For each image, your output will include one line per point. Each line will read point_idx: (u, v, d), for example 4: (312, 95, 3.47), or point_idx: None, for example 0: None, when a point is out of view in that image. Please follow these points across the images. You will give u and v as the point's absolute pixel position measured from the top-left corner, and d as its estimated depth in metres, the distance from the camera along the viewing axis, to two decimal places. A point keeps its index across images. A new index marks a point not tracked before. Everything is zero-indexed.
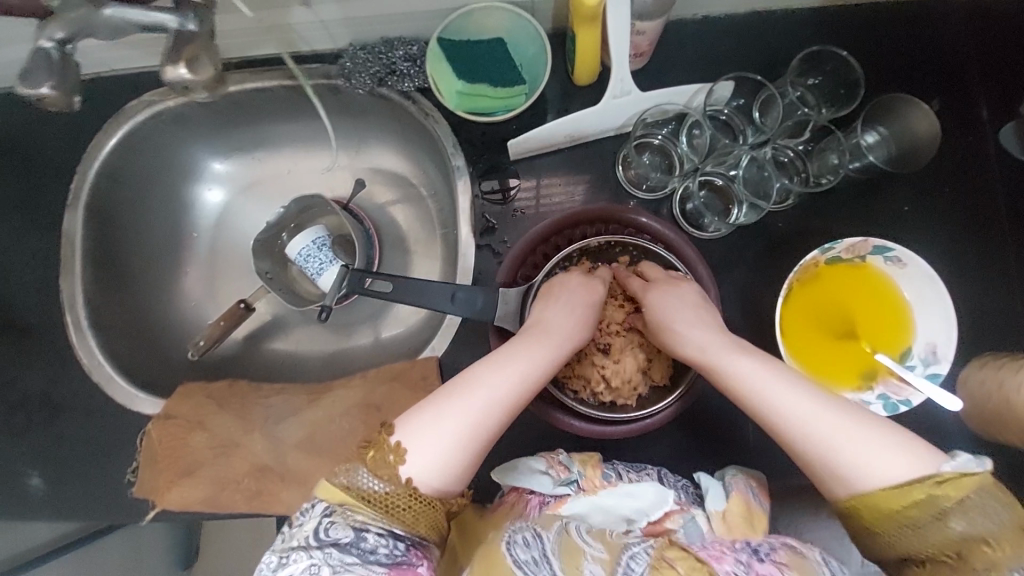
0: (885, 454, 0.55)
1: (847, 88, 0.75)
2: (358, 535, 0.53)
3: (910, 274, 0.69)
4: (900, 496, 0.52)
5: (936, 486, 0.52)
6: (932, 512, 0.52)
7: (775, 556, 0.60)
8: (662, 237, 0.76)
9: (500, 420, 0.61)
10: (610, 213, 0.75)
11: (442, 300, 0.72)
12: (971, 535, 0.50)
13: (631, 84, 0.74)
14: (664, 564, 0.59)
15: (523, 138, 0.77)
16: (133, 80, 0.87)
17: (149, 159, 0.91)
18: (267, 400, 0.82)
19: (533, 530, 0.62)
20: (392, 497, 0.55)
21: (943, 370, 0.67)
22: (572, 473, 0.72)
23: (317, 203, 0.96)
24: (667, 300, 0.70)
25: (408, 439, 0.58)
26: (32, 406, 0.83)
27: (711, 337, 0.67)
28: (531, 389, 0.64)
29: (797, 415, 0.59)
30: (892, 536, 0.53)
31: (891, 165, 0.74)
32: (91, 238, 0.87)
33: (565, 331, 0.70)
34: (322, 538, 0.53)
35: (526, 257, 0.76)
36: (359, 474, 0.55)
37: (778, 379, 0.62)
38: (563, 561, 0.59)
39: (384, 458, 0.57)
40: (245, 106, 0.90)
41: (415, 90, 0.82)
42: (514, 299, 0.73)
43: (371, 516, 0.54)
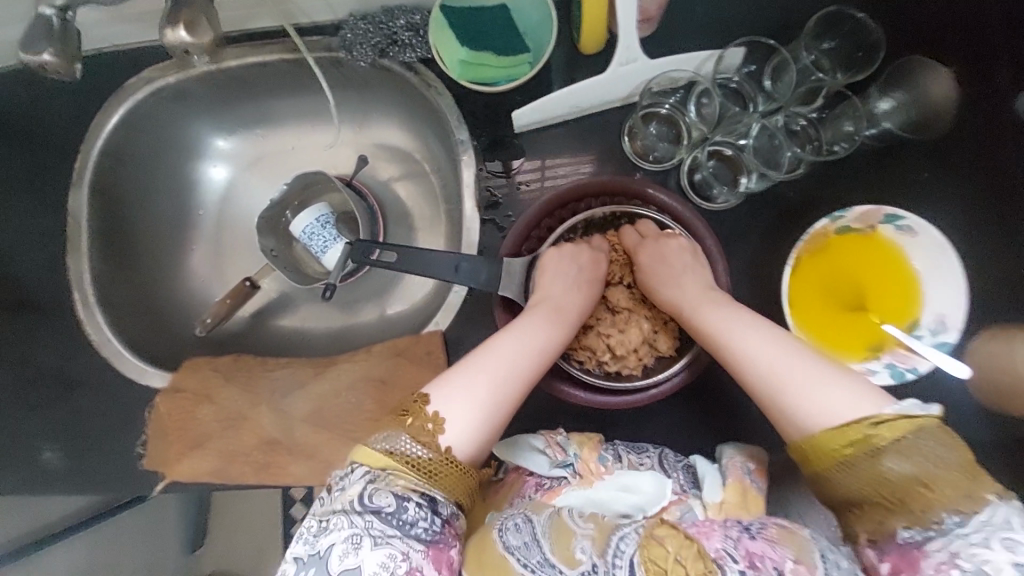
0: (835, 395, 0.56)
1: (866, 51, 0.73)
2: (398, 505, 0.53)
3: (921, 243, 0.68)
4: (841, 437, 0.54)
5: (872, 426, 0.53)
6: (868, 451, 0.53)
7: (765, 532, 0.57)
8: (669, 208, 0.75)
9: (521, 390, 0.63)
10: (615, 185, 0.74)
11: (444, 269, 0.71)
12: (907, 475, 0.51)
13: (637, 50, 0.72)
14: (652, 542, 0.55)
15: (527, 109, 0.76)
16: (133, 55, 0.86)
17: (151, 137, 0.90)
18: (272, 373, 0.82)
19: (524, 514, 0.61)
20: (432, 464, 0.56)
21: (952, 339, 0.67)
22: (569, 456, 0.71)
23: (319, 179, 0.96)
24: (664, 257, 0.72)
25: (443, 408, 0.60)
26: (43, 381, 0.84)
27: (695, 293, 0.70)
28: (547, 354, 0.66)
29: (760, 360, 0.61)
30: (831, 476, 0.55)
31: (906, 131, 0.73)
32: (95, 216, 0.87)
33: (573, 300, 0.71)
34: (366, 504, 0.53)
35: (531, 230, 0.76)
36: (401, 440, 0.56)
37: (748, 328, 0.64)
38: (554, 543, 0.58)
39: (423, 426, 0.58)
40: (246, 80, 0.88)
41: (418, 61, 0.81)
42: (519, 271, 0.74)
43: (412, 484, 0.54)
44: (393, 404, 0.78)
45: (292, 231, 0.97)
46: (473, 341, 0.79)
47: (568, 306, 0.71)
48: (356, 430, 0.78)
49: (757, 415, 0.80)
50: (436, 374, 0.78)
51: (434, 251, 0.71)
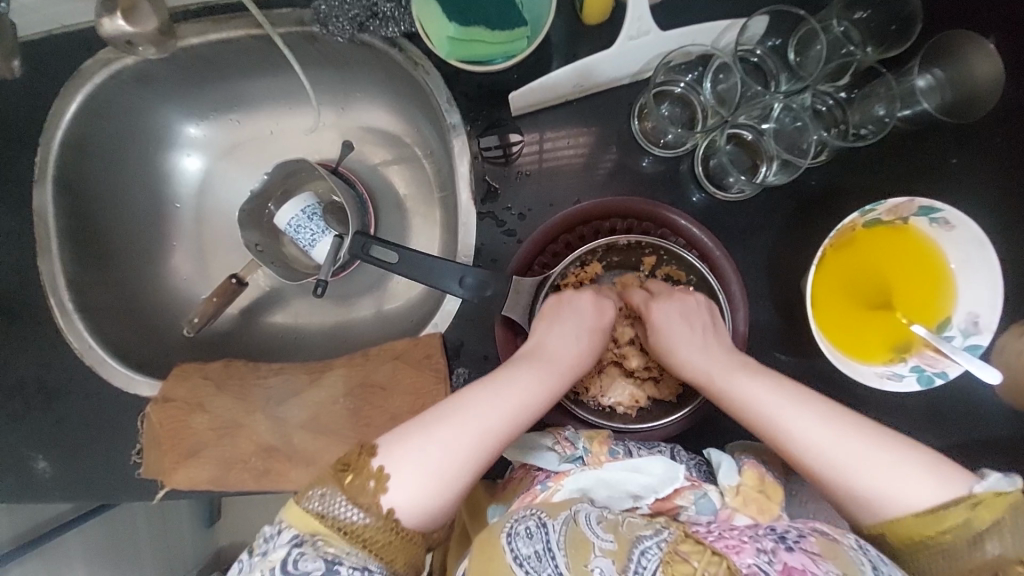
0: (914, 477, 0.52)
1: (901, 23, 0.64)
2: (328, 568, 0.50)
3: (956, 237, 0.62)
4: (934, 524, 0.51)
5: (971, 509, 0.50)
6: (965, 537, 0.50)
7: (803, 543, 0.53)
8: (697, 243, 0.68)
9: (485, 454, 0.57)
10: (647, 209, 0.68)
11: (449, 280, 0.66)
12: (1008, 558, 0.49)
13: (649, 21, 0.64)
14: (677, 558, 0.53)
15: (525, 90, 0.69)
16: (85, 37, 0.77)
17: (115, 126, 0.83)
18: (266, 381, 0.79)
19: (537, 517, 0.56)
20: (369, 531, 0.52)
21: (984, 342, 0.62)
22: (577, 450, 0.66)
23: (303, 168, 0.90)
24: (670, 320, 0.66)
25: (392, 463, 0.55)
26: (29, 390, 0.82)
27: (717, 360, 0.63)
28: (528, 416, 0.60)
29: (814, 439, 0.55)
30: (926, 564, 0.52)
31: (945, 115, 0.65)
32: (63, 215, 0.81)
33: (564, 358, 0.64)
34: (289, 570, 0.50)
35: (545, 246, 0.70)
36: (335, 500, 0.52)
37: (793, 399, 0.58)
38: (568, 555, 0.53)
39: (364, 484, 0.54)
40: (213, 60, 0.80)
41: (402, 35, 0.73)
42: (528, 290, 0.68)
43: (343, 549, 0.51)
44: (392, 409, 0.76)
45: (278, 224, 0.91)
46: (473, 345, 0.75)
47: (565, 364, 0.64)
48: (354, 437, 0.76)
49: None
50: (435, 380, 0.74)
51: (438, 257, 0.66)
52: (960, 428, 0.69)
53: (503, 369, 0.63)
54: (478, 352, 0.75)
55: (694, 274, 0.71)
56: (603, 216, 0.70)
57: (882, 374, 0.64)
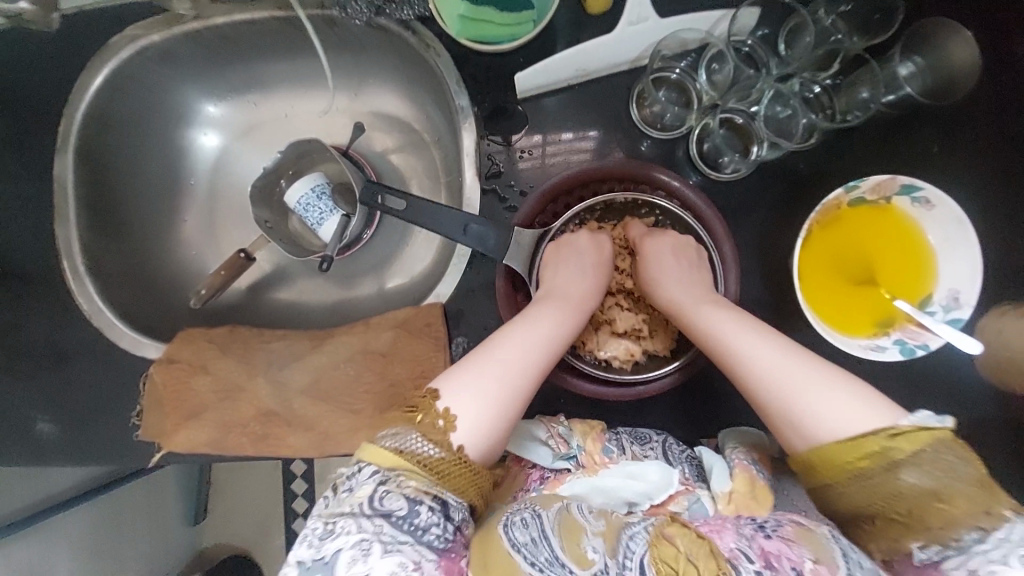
0: (845, 406, 0.54)
1: (883, 14, 0.68)
2: (411, 508, 0.51)
3: (936, 216, 0.66)
4: (851, 450, 0.53)
5: (890, 439, 0.51)
6: (884, 465, 0.52)
7: (781, 531, 0.55)
8: (691, 205, 0.72)
9: (530, 383, 0.61)
10: (645, 172, 0.71)
11: (454, 229, 0.69)
12: (924, 489, 0.50)
13: (649, 9, 0.69)
14: (662, 540, 0.55)
15: (531, 71, 0.73)
16: (115, 13, 0.82)
17: (136, 101, 0.87)
18: (269, 345, 0.81)
19: (531, 509, 0.58)
20: (442, 463, 0.55)
21: (964, 316, 0.65)
22: (572, 448, 0.70)
23: (314, 148, 0.93)
24: (662, 256, 0.71)
25: (453, 404, 0.58)
26: (36, 351, 0.83)
27: (694, 295, 0.68)
28: (558, 344, 0.64)
29: (760, 360, 0.59)
30: (844, 489, 0.53)
31: (928, 98, 0.69)
32: (82, 183, 0.84)
33: (577, 291, 0.69)
34: (376, 506, 0.51)
35: (546, 204, 0.74)
36: (410, 438, 0.55)
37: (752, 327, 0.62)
38: (562, 539, 0.55)
39: (433, 422, 0.56)
40: (235, 41, 0.84)
41: (415, 19, 0.78)
42: (529, 242, 0.71)
43: (424, 486, 0.53)
44: (391, 376, 0.77)
45: (287, 202, 0.95)
46: (473, 315, 0.77)
47: (584, 298, 0.69)
48: (354, 403, 0.78)
49: None
50: (435, 348, 0.76)
51: (443, 208, 0.70)
52: (943, 405, 0.71)
53: (531, 308, 0.67)
54: (477, 322, 0.77)
55: (688, 232, 0.74)
56: (602, 179, 0.73)
57: (866, 345, 0.67)
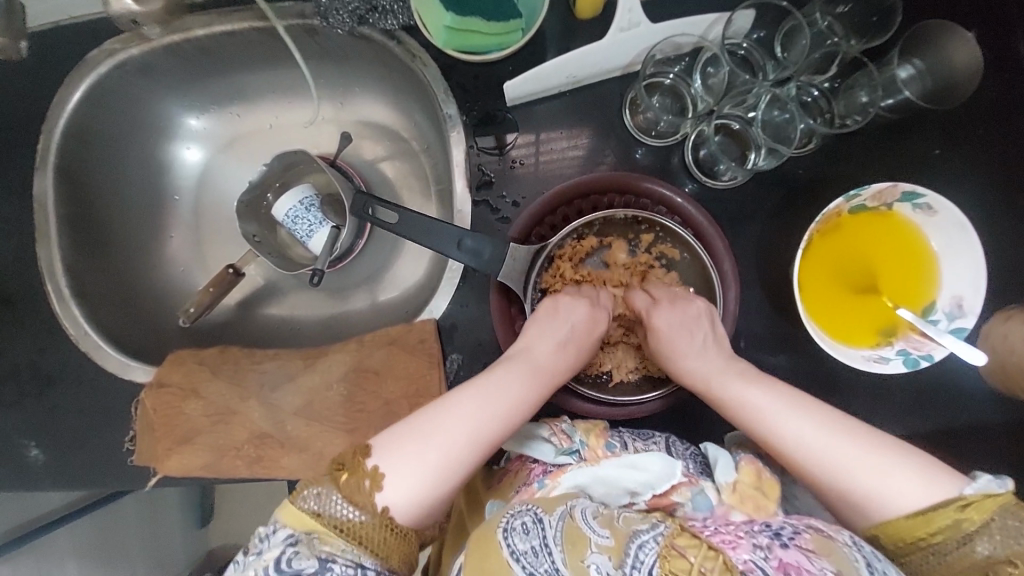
0: (903, 478, 0.53)
1: (881, 15, 0.67)
2: (323, 566, 0.50)
3: (938, 222, 0.64)
4: (924, 525, 0.51)
5: (961, 510, 0.50)
6: (956, 538, 0.50)
7: (799, 540, 0.53)
8: (693, 222, 0.69)
9: (482, 459, 0.57)
10: (646, 186, 0.70)
11: (448, 244, 0.66)
12: (1000, 558, 0.49)
13: (640, 13, 0.67)
14: (673, 553, 0.52)
15: (520, 79, 0.71)
16: (87, 27, 0.79)
17: (119, 115, 0.85)
18: (261, 366, 0.80)
19: (534, 514, 0.57)
20: (364, 528, 0.51)
21: (969, 324, 0.64)
22: (575, 443, 0.67)
23: (302, 160, 0.91)
24: (672, 327, 0.66)
25: (387, 464, 0.54)
26: (24, 377, 0.82)
27: (719, 365, 0.64)
28: (518, 415, 0.60)
29: (810, 447, 0.56)
30: (920, 566, 0.52)
31: (926, 102, 0.67)
32: (64, 203, 0.82)
33: (551, 355, 0.65)
34: (282, 569, 0.49)
35: (544, 216, 0.71)
36: (330, 500, 0.52)
37: (791, 403, 0.59)
38: (564, 551, 0.54)
39: (359, 483, 0.53)
40: (214, 52, 0.82)
41: (400, 28, 0.75)
42: (524, 256, 0.68)
43: (338, 547, 0.50)
44: (385, 394, 0.76)
45: (275, 215, 0.92)
46: (467, 331, 0.76)
47: (553, 374, 0.64)
48: (349, 423, 0.76)
49: None
50: (429, 365, 0.75)
51: (439, 221, 0.67)
52: (937, 409, 0.72)
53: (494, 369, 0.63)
54: (472, 338, 0.76)
55: (688, 251, 0.72)
56: (602, 190, 0.71)
57: (868, 356, 0.65)
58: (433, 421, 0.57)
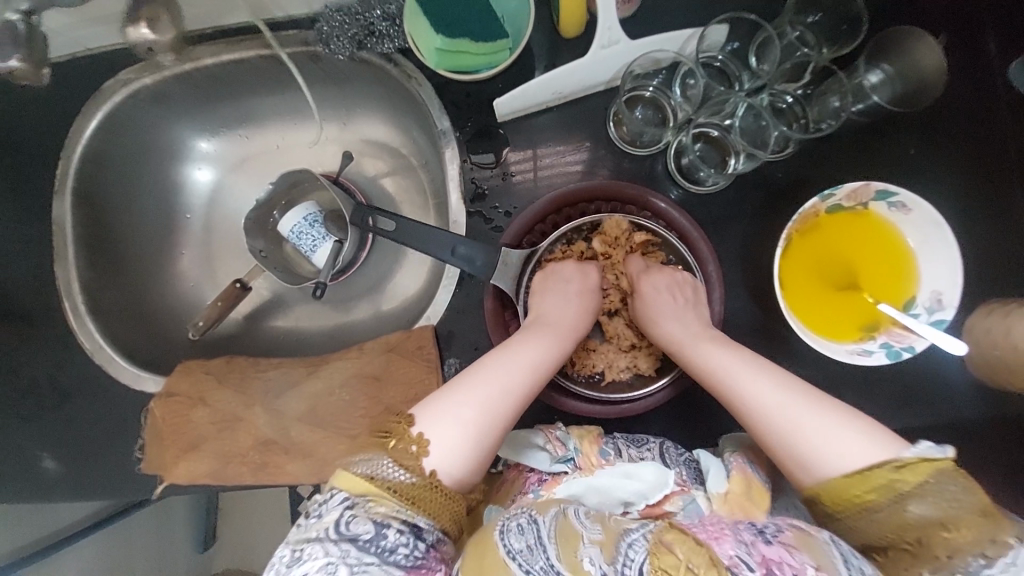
0: (850, 441, 0.55)
1: (850, 24, 0.70)
2: (377, 531, 0.52)
3: (914, 220, 0.67)
4: (859, 485, 0.53)
5: (896, 471, 0.52)
6: (891, 498, 0.52)
7: (781, 537, 0.54)
8: (677, 225, 0.72)
9: (515, 409, 0.61)
10: (629, 193, 0.73)
11: (442, 251, 0.70)
12: (932, 519, 0.51)
13: (620, 32, 0.70)
14: (662, 549, 0.53)
15: (507, 98, 0.74)
16: (106, 59, 0.85)
17: (133, 141, 0.90)
18: (265, 374, 0.82)
19: (529, 514, 0.58)
20: (416, 488, 0.55)
21: (948, 317, 0.66)
22: (570, 451, 0.69)
23: (308, 178, 0.96)
24: (658, 291, 0.71)
25: (428, 429, 0.58)
26: (40, 389, 0.85)
27: (693, 329, 0.68)
28: (539, 375, 0.64)
29: (769, 401, 0.59)
30: (854, 524, 0.54)
31: (897, 106, 0.70)
32: (82, 224, 0.87)
33: (562, 319, 0.70)
34: (341, 532, 0.52)
35: (534, 224, 0.74)
36: (382, 464, 0.55)
37: (750, 366, 0.62)
38: (559, 547, 0.55)
39: (406, 448, 0.57)
40: (224, 79, 0.87)
41: (397, 51, 0.80)
42: (516, 261, 0.71)
43: (393, 509, 0.53)
44: (385, 399, 0.78)
45: (281, 231, 0.97)
46: (463, 335, 0.79)
47: (566, 330, 0.69)
48: (351, 428, 0.79)
49: None
50: (427, 369, 0.77)
51: (434, 229, 0.70)
52: (927, 401, 0.73)
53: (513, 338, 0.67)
54: (468, 342, 0.78)
55: (673, 253, 0.75)
56: (588, 198, 0.74)
57: (852, 350, 0.67)
58: (459, 385, 0.61)
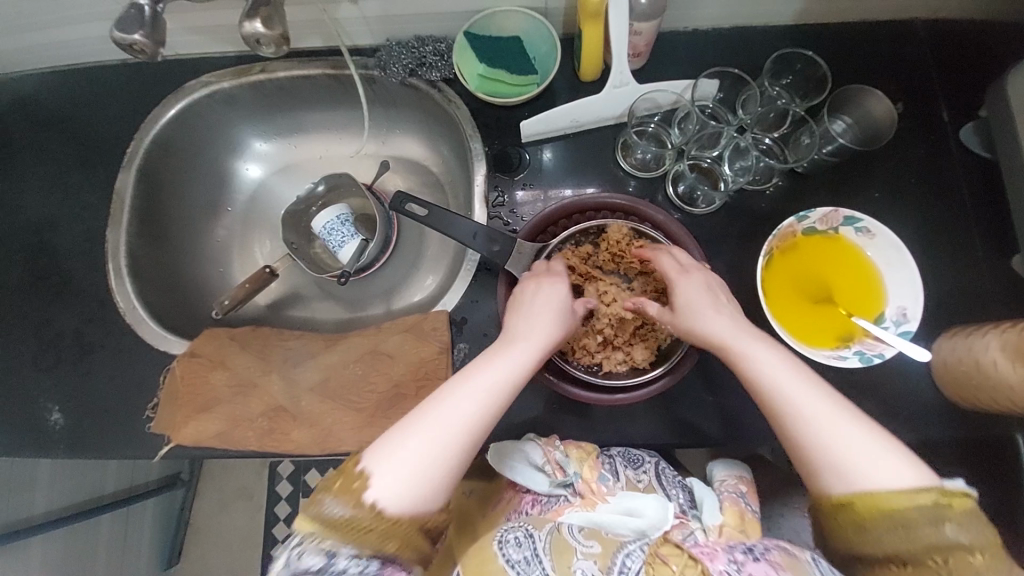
0: (890, 459, 0.57)
1: (816, 83, 0.85)
2: (329, 560, 0.55)
3: (878, 243, 0.77)
4: (904, 500, 0.55)
5: (940, 496, 0.55)
6: (929, 519, 0.55)
7: (769, 555, 0.64)
8: (670, 232, 0.83)
9: (467, 442, 0.60)
10: (632, 205, 0.83)
11: (466, 236, 0.81)
12: (961, 543, 0.54)
13: (629, 76, 0.85)
14: (658, 561, 0.66)
15: (535, 120, 0.87)
16: (193, 64, 0.99)
17: (199, 134, 1.02)
18: (287, 344, 0.88)
19: (525, 529, 0.68)
20: (357, 520, 0.56)
21: (913, 328, 0.74)
22: (569, 475, 0.74)
23: (345, 182, 1.07)
24: (692, 291, 0.72)
25: (374, 464, 0.58)
26: (65, 343, 0.89)
27: (735, 325, 0.68)
28: (502, 398, 0.63)
29: (813, 416, 0.61)
30: (881, 534, 0.56)
31: (861, 146, 0.83)
32: (139, 197, 0.96)
33: (538, 335, 0.69)
34: (294, 568, 0.54)
35: (547, 225, 0.84)
36: (324, 503, 0.56)
37: (799, 377, 0.63)
38: (554, 560, 0.65)
39: (349, 484, 0.57)
40: (288, 91, 1.01)
41: (441, 80, 0.94)
42: (529, 252, 0.80)
43: (339, 541, 0.55)
44: (395, 376, 0.83)
45: (313, 228, 1.05)
46: (475, 324, 0.85)
47: (540, 343, 0.68)
48: (358, 402, 0.82)
49: (742, 414, 0.83)
50: (439, 350, 0.83)
51: (460, 218, 0.81)
52: (901, 416, 0.78)
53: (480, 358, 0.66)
54: (478, 330, 0.85)
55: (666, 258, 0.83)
56: (596, 208, 0.85)
57: (829, 354, 0.75)
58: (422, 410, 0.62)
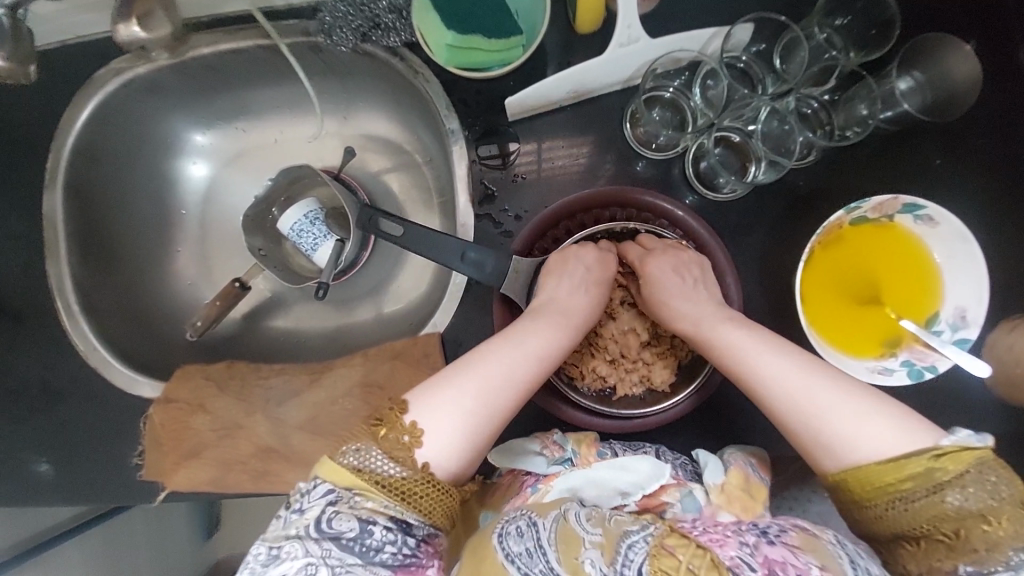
0: (878, 424, 0.53)
1: (880, 27, 0.67)
2: (362, 528, 0.50)
3: (941, 233, 0.65)
4: (894, 472, 0.51)
5: (935, 459, 0.50)
6: (927, 487, 0.50)
7: (784, 537, 0.54)
8: (691, 232, 0.71)
9: (514, 398, 0.59)
10: (646, 200, 0.70)
11: (452, 257, 0.68)
12: (972, 511, 0.49)
13: (639, 28, 0.67)
14: (662, 553, 0.53)
15: (521, 96, 0.71)
16: (97, 47, 0.80)
17: (126, 133, 0.86)
18: (266, 383, 0.82)
19: (527, 517, 0.57)
20: (408, 483, 0.53)
21: (972, 335, 0.64)
22: (566, 452, 0.68)
23: (307, 173, 0.91)
24: (663, 274, 0.68)
25: (423, 419, 0.56)
26: (32, 392, 0.82)
27: (706, 310, 0.66)
28: (545, 368, 0.63)
29: (787, 381, 0.58)
30: (885, 511, 0.52)
31: (927, 114, 0.68)
32: (72, 219, 0.83)
33: (578, 308, 0.68)
34: (323, 530, 0.50)
35: (546, 230, 0.72)
36: (371, 455, 0.53)
37: (768, 346, 0.60)
38: (559, 551, 0.54)
39: (398, 438, 0.54)
40: (219, 70, 0.83)
41: (403, 45, 0.76)
42: (525, 270, 0.70)
43: (382, 504, 0.51)
44: None
45: (280, 228, 0.92)
46: (471, 344, 0.76)
47: (574, 321, 0.67)
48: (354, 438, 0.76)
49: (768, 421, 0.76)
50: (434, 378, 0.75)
51: (441, 234, 0.68)
52: (953, 420, 0.70)
53: (517, 327, 0.65)
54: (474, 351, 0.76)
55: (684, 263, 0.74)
56: (604, 205, 0.72)
57: (873, 368, 0.65)
58: (466, 364, 0.60)
